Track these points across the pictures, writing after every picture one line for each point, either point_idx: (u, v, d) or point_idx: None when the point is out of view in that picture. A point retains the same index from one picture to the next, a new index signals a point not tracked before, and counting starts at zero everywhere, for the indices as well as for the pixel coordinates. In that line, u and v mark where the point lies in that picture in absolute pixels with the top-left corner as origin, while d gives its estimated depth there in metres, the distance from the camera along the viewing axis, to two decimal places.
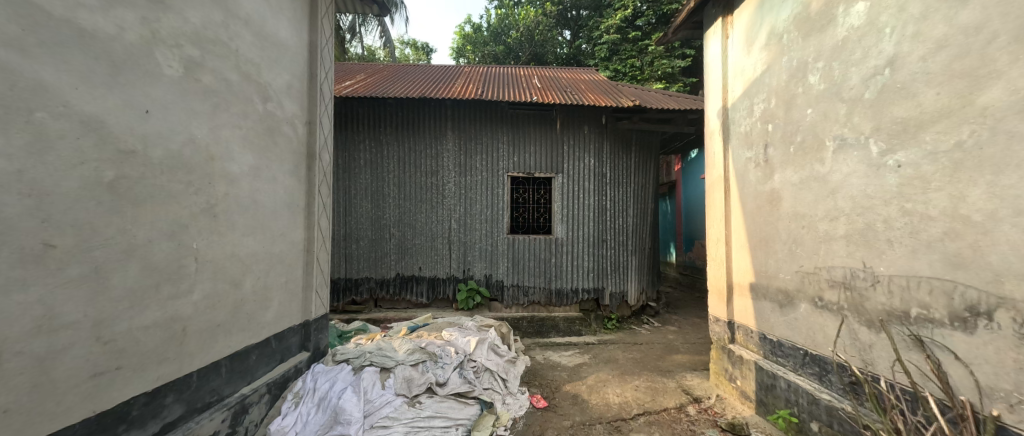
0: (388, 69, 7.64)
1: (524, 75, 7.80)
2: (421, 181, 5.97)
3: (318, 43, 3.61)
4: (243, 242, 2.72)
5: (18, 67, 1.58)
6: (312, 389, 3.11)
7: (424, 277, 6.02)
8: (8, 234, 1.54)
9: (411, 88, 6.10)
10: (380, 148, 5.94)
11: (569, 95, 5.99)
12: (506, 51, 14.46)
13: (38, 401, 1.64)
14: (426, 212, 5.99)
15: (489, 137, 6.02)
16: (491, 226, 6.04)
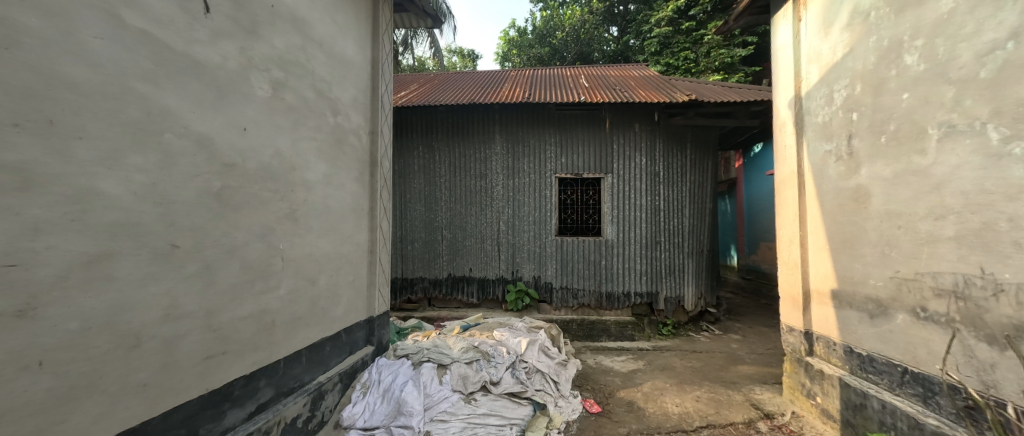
0: (438, 77, 7.95)
1: (571, 75, 7.71)
2: (470, 184, 6.14)
3: (380, 58, 3.87)
4: (317, 243, 2.99)
5: (152, 96, 1.83)
6: (377, 381, 3.34)
7: (474, 278, 6.18)
8: (146, 236, 1.80)
9: (461, 94, 6.30)
10: (432, 153, 6.20)
11: (619, 93, 5.84)
12: (551, 53, 14.36)
13: (168, 379, 1.91)
14: (475, 214, 6.15)
15: (536, 140, 6.05)
16: (539, 228, 6.05)
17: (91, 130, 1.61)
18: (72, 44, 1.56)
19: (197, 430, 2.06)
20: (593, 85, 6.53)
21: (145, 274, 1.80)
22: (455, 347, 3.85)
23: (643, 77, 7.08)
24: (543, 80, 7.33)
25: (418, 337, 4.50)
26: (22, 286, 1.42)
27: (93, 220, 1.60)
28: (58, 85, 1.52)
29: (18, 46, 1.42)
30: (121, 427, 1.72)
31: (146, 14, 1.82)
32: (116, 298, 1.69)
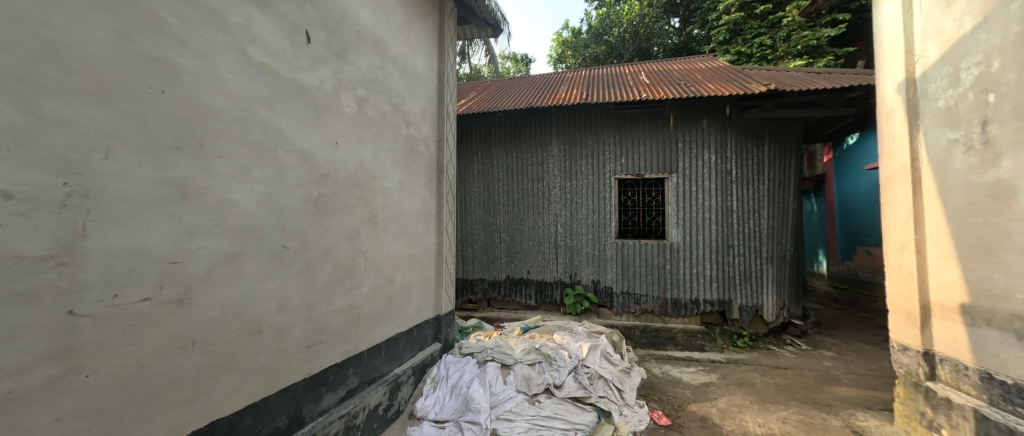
0: (495, 84, 8.14)
1: (630, 72, 7.46)
2: (527, 188, 6.21)
3: (445, 71, 4.09)
4: (393, 245, 3.24)
5: (269, 118, 2.09)
6: (445, 377, 3.53)
7: (532, 280, 6.23)
8: (265, 237, 2.06)
9: (517, 99, 6.41)
10: (490, 158, 6.38)
11: (684, 88, 5.53)
12: (608, 51, 13.92)
13: (281, 362, 2.17)
14: (532, 217, 6.20)
15: (594, 140, 5.94)
16: (598, 231, 5.92)
17: (227, 151, 1.83)
18: (214, 78, 1.79)
19: (302, 409, 2.33)
20: (654, 81, 6.27)
21: (265, 271, 2.05)
22: (517, 348, 3.94)
23: (710, 69, 6.62)
24: (600, 79, 7.19)
25: (480, 336, 4.66)
26: (181, 280, 1.63)
27: (229, 225, 1.84)
28: (206, 114, 1.74)
29: (180, 83, 1.63)
30: (249, 401, 1.97)
31: (264, 48, 2.07)
32: (245, 293, 1.93)
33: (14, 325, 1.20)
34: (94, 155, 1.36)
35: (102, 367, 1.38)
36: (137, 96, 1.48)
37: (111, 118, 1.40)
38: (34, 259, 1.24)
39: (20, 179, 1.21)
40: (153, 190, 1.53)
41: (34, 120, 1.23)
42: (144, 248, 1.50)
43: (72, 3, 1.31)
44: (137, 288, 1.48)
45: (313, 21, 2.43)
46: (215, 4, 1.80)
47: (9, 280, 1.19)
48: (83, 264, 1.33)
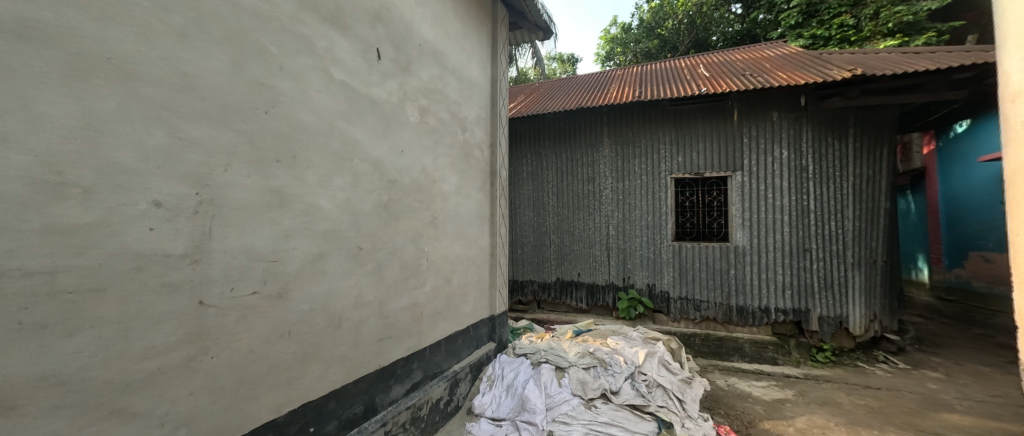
0: (543, 86, 8.16)
1: (688, 65, 7.10)
2: (578, 189, 6.15)
3: (498, 76, 4.19)
4: (452, 247, 3.39)
5: (347, 130, 2.29)
6: (501, 376, 3.60)
7: (583, 283, 6.16)
8: (345, 239, 2.27)
9: (566, 100, 6.37)
10: (540, 160, 6.41)
11: (750, 79, 5.16)
12: (661, 45, 13.31)
13: (357, 354, 2.37)
14: (583, 219, 6.13)
15: (648, 139, 5.73)
16: (653, 232, 5.71)
17: (313, 161, 2.05)
18: (303, 97, 2.00)
19: (375, 397, 2.52)
20: (714, 74, 5.92)
21: (344, 269, 2.26)
22: (571, 351, 3.93)
23: (779, 56, 6.12)
24: (653, 75, 6.93)
25: (533, 338, 4.69)
26: (278, 276, 1.84)
27: (316, 228, 2.06)
28: (297, 129, 1.95)
29: (278, 104, 1.85)
30: (333, 387, 2.18)
31: (343, 67, 2.28)
32: (328, 289, 2.14)
33: (163, 312, 1.39)
34: (217, 168, 1.56)
35: (222, 350, 1.58)
36: (246, 116, 1.69)
37: (228, 136, 1.60)
38: (176, 257, 1.42)
39: (167, 191, 1.39)
40: (258, 197, 1.74)
41: (176, 141, 1.42)
42: (252, 249, 1.71)
43: (202, 40, 1.52)
44: (249, 283, 1.69)
45: (383, 39, 2.62)
46: (305, 32, 2.02)
47: (159, 275, 1.37)
48: (210, 261, 1.53)
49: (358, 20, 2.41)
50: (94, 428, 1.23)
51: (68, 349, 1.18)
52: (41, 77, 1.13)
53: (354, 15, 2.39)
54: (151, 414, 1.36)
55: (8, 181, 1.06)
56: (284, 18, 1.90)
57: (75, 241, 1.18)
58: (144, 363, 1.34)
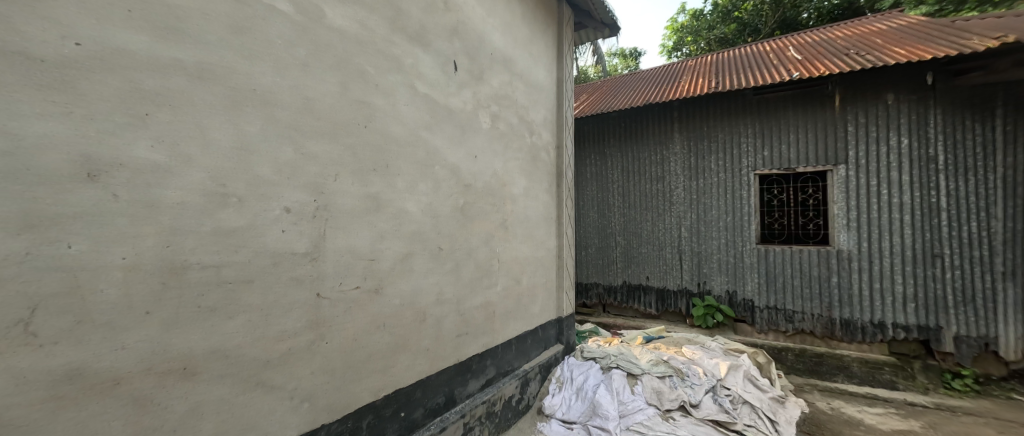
0: (607, 83, 7.94)
1: (774, 48, 6.44)
2: (646, 189, 5.87)
3: (564, 77, 4.19)
4: (521, 248, 3.47)
5: (429, 140, 2.47)
6: (570, 379, 3.59)
7: (652, 287, 5.89)
8: (428, 240, 2.44)
9: (633, 96, 6.13)
10: (605, 160, 6.24)
11: (856, 59, 4.54)
12: (739, 29, 12.19)
13: (439, 347, 2.53)
14: (653, 220, 5.84)
15: (727, 134, 5.30)
16: (734, 234, 5.27)
17: (402, 169, 2.24)
18: (394, 111, 2.20)
19: (454, 390, 2.66)
20: (808, 56, 5.29)
21: (427, 268, 2.43)
22: (643, 358, 3.83)
23: (893, 30, 5.29)
24: (732, 62, 6.39)
25: (600, 342, 4.61)
26: (375, 273, 2.04)
27: (404, 230, 2.24)
28: (390, 140, 2.15)
29: (375, 119, 2.06)
30: (419, 376, 2.36)
31: (426, 81, 2.46)
32: (414, 286, 2.32)
33: (292, 301, 1.62)
34: (328, 178, 1.78)
35: (333, 337, 1.80)
36: (351, 131, 1.91)
37: (337, 150, 1.83)
38: (300, 255, 1.65)
39: (294, 198, 1.63)
40: (359, 203, 1.95)
41: (301, 156, 1.66)
42: (355, 248, 1.92)
43: (318, 68, 1.75)
44: (351, 278, 1.90)
45: (459, 51, 2.77)
46: (395, 52, 2.22)
47: (289, 270, 1.60)
48: (324, 259, 1.76)
49: (439, 36, 2.58)
50: (247, 396, 1.46)
51: (229, 329, 1.41)
52: (211, 107, 1.36)
53: (435, 31, 2.56)
54: (284, 388, 1.59)
55: (191, 193, 1.31)
56: (379, 41, 2.11)
57: (233, 240, 1.42)
58: (279, 345, 1.57)
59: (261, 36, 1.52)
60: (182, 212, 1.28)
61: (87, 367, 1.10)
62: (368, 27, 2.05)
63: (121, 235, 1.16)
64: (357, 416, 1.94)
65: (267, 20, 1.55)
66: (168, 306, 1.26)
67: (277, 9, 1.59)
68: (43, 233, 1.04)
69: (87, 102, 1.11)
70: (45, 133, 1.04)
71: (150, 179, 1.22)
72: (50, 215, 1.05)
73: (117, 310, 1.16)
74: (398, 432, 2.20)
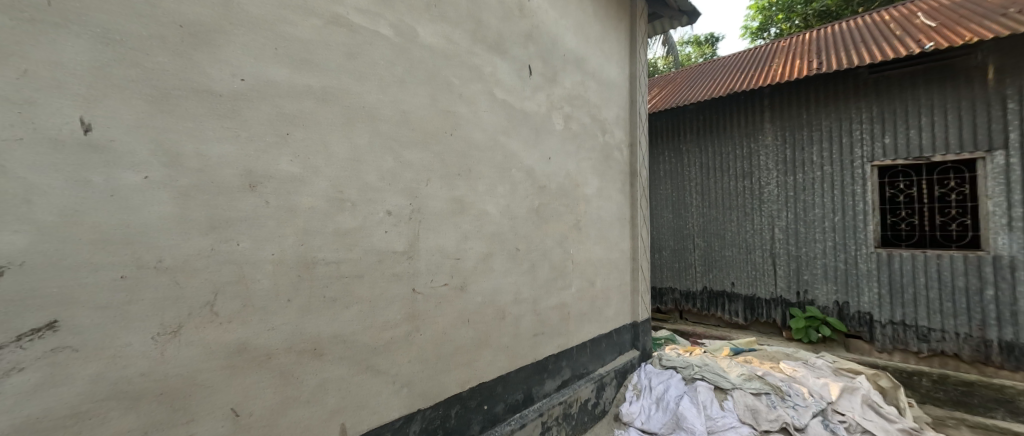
0: (681, 73, 7.45)
1: (891, 17, 5.54)
2: (731, 186, 5.39)
3: (638, 72, 4.04)
4: (595, 249, 3.42)
5: (507, 143, 2.55)
6: (648, 387, 3.44)
7: (739, 295, 5.40)
8: (506, 240, 2.53)
9: (714, 86, 5.67)
10: (681, 156, 5.85)
11: (1015, 19, 3.72)
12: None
13: (517, 344, 2.60)
14: (739, 220, 5.35)
15: (833, 121, 4.67)
16: (844, 236, 4.62)
17: (483, 173, 2.35)
18: (475, 118, 2.31)
19: (532, 388, 2.71)
20: (943, 22, 4.44)
21: (506, 268, 2.51)
22: (732, 373, 3.55)
23: None
24: (837, 38, 5.60)
25: (679, 351, 4.35)
26: (460, 271, 2.17)
27: (484, 230, 2.35)
28: (472, 146, 2.27)
29: (459, 126, 2.19)
30: (500, 372, 2.44)
31: (504, 87, 2.55)
32: (494, 285, 2.41)
33: (393, 295, 1.79)
34: (421, 183, 1.94)
35: (427, 329, 1.95)
36: (439, 139, 2.06)
37: (428, 157, 1.99)
38: (400, 253, 1.82)
39: (394, 202, 1.80)
40: (446, 205, 2.09)
41: (399, 164, 1.83)
42: (443, 248, 2.06)
43: (412, 83, 1.91)
44: (440, 275, 2.04)
45: (534, 55, 2.82)
46: (476, 61, 2.33)
47: (390, 267, 1.78)
48: (418, 257, 1.92)
49: (515, 42, 2.66)
50: (358, 377, 1.65)
51: (345, 317, 1.60)
52: (332, 124, 1.57)
53: (512, 38, 2.64)
54: (388, 372, 1.77)
55: (318, 199, 1.52)
56: (462, 53, 2.24)
57: (348, 239, 1.62)
58: (383, 333, 1.74)
59: (368, 60, 1.72)
60: (311, 215, 1.50)
61: (249, 343, 1.32)
62: (453, 42, 2.18)
63: (270, 236, 1.38)
64: (446, 404, 2.08)
65: (372, 44, 1.74)
66: (303, 295, 1.47)
67: (380, 33, 1.78)
68: (222, 233, 1.26)
69: (248, 127, 1.33)
70: (222, 154, 1.26)
71: (288, 187, 1.43)
72: (227, 219, 1.28)
73: (269, 297, 1.37)
74: (481, 424, 2.30)
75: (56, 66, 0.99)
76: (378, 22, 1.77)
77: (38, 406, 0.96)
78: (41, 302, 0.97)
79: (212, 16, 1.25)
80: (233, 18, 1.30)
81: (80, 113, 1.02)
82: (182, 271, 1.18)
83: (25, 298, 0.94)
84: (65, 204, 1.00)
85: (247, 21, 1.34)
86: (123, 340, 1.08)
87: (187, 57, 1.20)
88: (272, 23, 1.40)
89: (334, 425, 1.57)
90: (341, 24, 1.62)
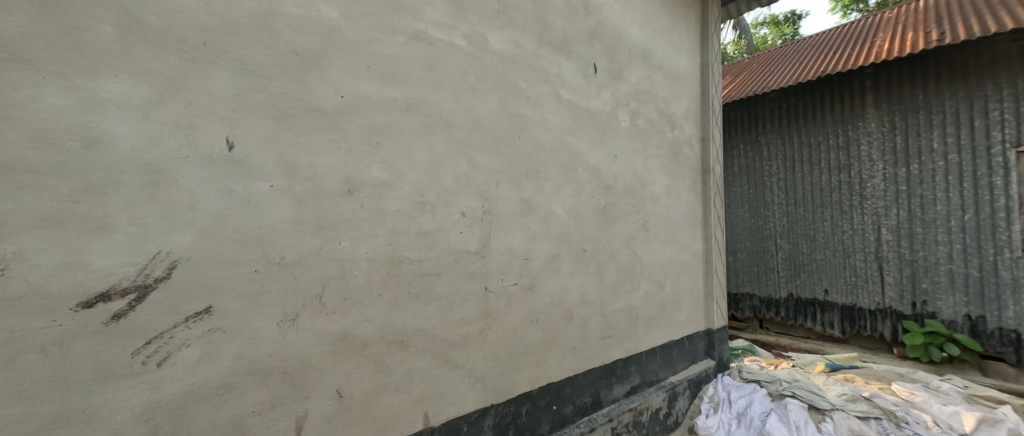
0: (758, 59, 6.82)
1: None
2: (822, 181, 4.80)
3: (710, 62, 3.79)
4: (664, 251, 3.26)
5: (574, 144, 2.54)
6: (727, 401, 3.19)
7: (834, 304, 4.80)
8: (573, 240, 2.51)
9: (800, 69, 5.10)
10: (760, 149, 5.35)
11: None
12: None
13: (585, 346, 2.57)
14: (834, 219, 4.75)
15: (960, 101, 3.97)
16: (976, 237, 3.92)
17: (549, 174, 2.36)
18: (542, 119, 2.34)
19: (600, 392, 2.66)
20: None
21: (573, 269, 2.50)
22: (831, 392, 3.20)
23: None
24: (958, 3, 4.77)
25: (762, 364, 3.99)
26: (529, 271, 2.20)
27: (551, 231, 2.35)
28: (539, 147, 2.30)
29: (527, 128, 2.23)
30: (568, 373, 2.43)
31: (569, 87, 2.54)
32: (562, 286, 2.41)
33: (467, 293, 1.87)
34: (491, 185, 2.01)
35: (498, 326, 2.02)
36: (507, 142, 2.11)
37: (498, 160, 2.05)
38: (473, 253, 1.90)
39: (467, 204, 1.89)
40: (515, 206, 2.13)
41: (472, 167, 1.91)
42: (512, 249, 2.11)
43: (483, 89, 1.99)
44: (510, 275, 2.09)
45: (599, 53, 2.77)
46: (542, 63, 2.35)
47: (465, 266, 1.86)
48: (489, 257, 1.98)
49: (580, 41, 2.63)
50: (438, 369, 1.75)
51: (426, 312, 1.71)
52: (414, 133, 1.68)
53: (577, 37, 2.61)
54: (464, 366, 1.86)
55: (403, 202, 1.64)
56: (529, 56, 2.27)
57: (429, 240, 1.73)
58: (459, 329, 1.83)
59: (444, 70, 1.82)
60: (398, 217, 1.63)
61: (348, 333, 1.47)
62: (520, 46, 2.22)
63: (365, 236, 1.52)
64: (517, 401, 2.12)
65: (447, 56, 1.84)
66: (391, 290, 1.60)
67: (454, 43, 1.87)
68: (328, 234, 1.42)
69: (347, 138, 1.48)
70: (327, 164, 1.42)
71: (378, 192, 1.56)
72: (331, 221, 1.43)
73: (365, 292, 1.52)
74: (551, 423, 2.31)
75: (210, 95, 1.18)
76: (453, 33, 1.87)
77: (198, 376, 1.15)
78: (199, 289, 1.16)
79: (318, 42, 1.42)
80: (336, 43, 1.46)
81: (226, 134, 1.21)
82: (298, 267, 1.35)
83: (189, 287, 1.14)
84: (217, 209, 1.19)
85: (346, 44, 1.49)
86: (256, 324, 1.26)
87: (302, 80, 1.37)
88: (365, 44, 1.55)
89: (418, 413, 1.68)
90: (421, 39, 1.74)
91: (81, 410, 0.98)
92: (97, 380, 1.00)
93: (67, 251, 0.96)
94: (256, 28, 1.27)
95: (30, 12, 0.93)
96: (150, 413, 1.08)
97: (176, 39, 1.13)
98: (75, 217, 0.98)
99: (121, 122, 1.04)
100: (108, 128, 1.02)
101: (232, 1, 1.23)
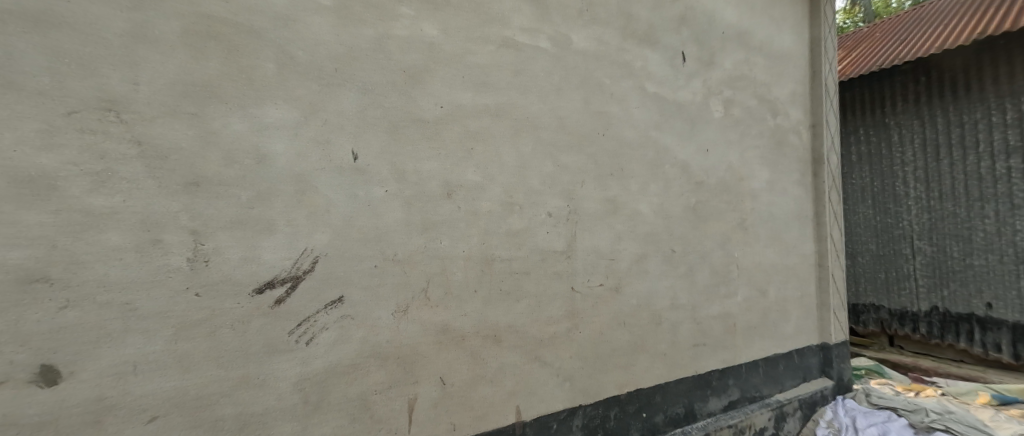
0: (883, 26, 5.78)
1: None
2: (980, 168, 3.89)
3: (823, 37, 3.32)
4: (767, 253, 2.94)
5: (660, 140, 2.41)
6: (854, 428, 2.74)
7: (1002, 321, 3.84)
8: (662, 240, 2.38)
9: (945, 32, 4.20)
10: (889, 134, 4.52)
11: None
12: None
13: (677, 353, 2.42)
14: (999, 215, 3.81)
15: None
16: None
17: (635, 171, 2.27)
18: (627, 116, 2.26)
19: (694, 404, 2.48)
20: None
21: (661, 271, 2.37)
22: (1004, 430, 2.61)
23: None
24: None
25: (896, 389, 3.36)
26: (615, 272, 2.15)
27: (637, 231, 2.27)
28: (625, 145, 2.23)
29: (612, 126, 2.18)
30: (658, 380, 2.32)
31: (655, 79, 2.41)
32: (650, 288, 2.31)
33: (554, 292, 1.89)
34: (576, 185, 2.00)
35: (585, 327, 2.00)
36: (592, 140, 2.08)
37: (582, 159, 2.03)
38: (559, 253, 1.91)
39: (553, 204, 1.91)
40: (600, 206, 2.10)
41: (557, 168, 1.93)
42: (598, 249, 2.07)
43: (568, 90, 1.99)
44: (595, 275, 2.06)
45: (688, 40, 2.59)
46: (626, 57, 2.28)
47: (552, 266, 1.88)
48: (575, 257, 1.98)
49: (668, 30, 2.49)
50: (529, 366, 1.80)
51: (517, 310, 1.76)
52: (503, 137, 1.75)
53: (664, 26, 2.48)
54: (552, 365, 1.88)
55: (494, 204, 1.72)
56: (613, 51, 2.21)
57: (518, 240, 1.78)
58: (547, 328, 1.86)
59: (531, 74, 1.86)
60: (489, 218, 1.70)
61: (449, 326, 1.58)
62: (604, 42, 2.18)
63: (462, 235, 1.62)
64: (605, 405, 2.08)
65: (533, 59, 1.88)
66: (486, 285, 1.68)
67: (539, 46, 1.90)
68: (432, 233, 1.55)
69: (445, 145, 1.59)
70: (429, 169, 1.55)
71: (470, 194, 1.65)
72: (435, 221, 1.56)
73: (463, 288, 1.62)
74: (640, 431, 2.22)
75: (340, 113, 1.36)
76: (538, 37, 1.90)
77: (336, 355, 1.34)
78: (333, 281, 1.34)
79: (422, 59, 1.55)
80: (437, 58, 1.59)
81: (352, 147, 1.38)
82: (408, 263, 1.49)
83: (327, 278, 1.33)
84: (346, 212, 1.36)
85: (445, 58, 1.61)
86: (377, 314, 1.42)
87: (409, 95, 1.51)
88: (460, 57, 1.65)
89: (510, 407, 1.74)
90: (510, 45, 1.80)
91: (256, 376, 1.20)
92: (267, 353, 1.21)
93: (247, 248, 1.19)
94: (374, 51, 1.44)
95: (222, 57, 1.16)
96: (304, 383, 1.28)
97: (316, 67, 1.32)
98: (252, 220, 1.20)
99: (280, 141, 1.25)
100: (272, 146, 1.24)
101: (354, 30, 1.40)
